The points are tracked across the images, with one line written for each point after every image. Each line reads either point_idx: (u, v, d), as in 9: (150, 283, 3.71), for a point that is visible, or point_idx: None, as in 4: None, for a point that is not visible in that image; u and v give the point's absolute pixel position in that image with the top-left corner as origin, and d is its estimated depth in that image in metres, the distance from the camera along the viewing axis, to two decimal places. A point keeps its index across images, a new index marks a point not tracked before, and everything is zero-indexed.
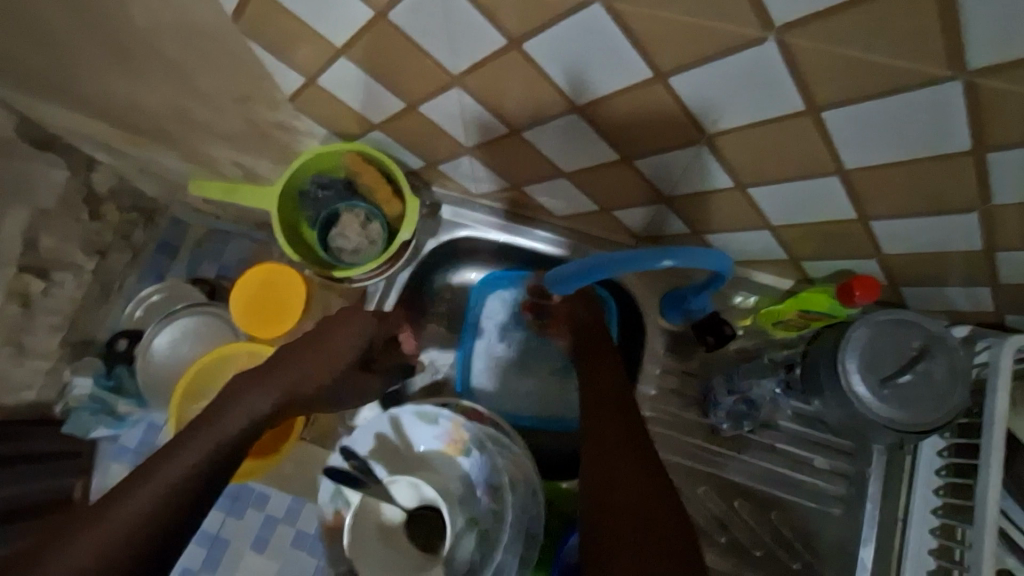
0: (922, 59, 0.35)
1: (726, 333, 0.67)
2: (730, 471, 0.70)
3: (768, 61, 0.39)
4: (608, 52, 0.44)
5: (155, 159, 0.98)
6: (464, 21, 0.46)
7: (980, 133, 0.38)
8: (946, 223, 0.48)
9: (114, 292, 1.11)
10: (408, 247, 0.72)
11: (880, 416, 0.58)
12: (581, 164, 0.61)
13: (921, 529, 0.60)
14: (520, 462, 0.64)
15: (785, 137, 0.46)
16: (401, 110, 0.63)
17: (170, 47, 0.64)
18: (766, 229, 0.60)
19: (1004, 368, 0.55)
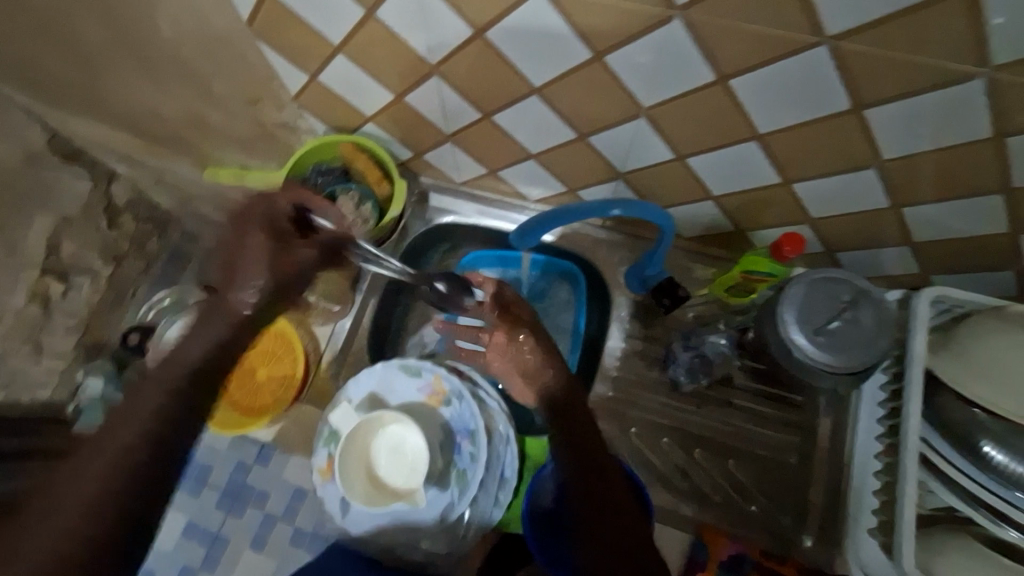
0: (794, 28, 0.43)
1: (680, 296, 0.74)
2: (695, 426, 0.76)
3: (677, 38, 0.48)
4: (555, 37, 0.53)
5: (171, 167, 1.08)
6: (435, 16, 0.55)
7: (855, 91, 0.47)
8: (853, 179, 0.57)
9: (127, 301, 1.15)
10: (397, 225, 0.81)
11: (817, 361, 0.64)
12: (546, 145, 0.70)
13: (866, 470, 0.66)
14: (499, 418, 0.71)
15: (706, 106, 0.54)
16: (390, 101, 0.72)
17: (189, 56, 0.74)
18: (709, 200, 0.68)
19: (921, 316, 0.62)
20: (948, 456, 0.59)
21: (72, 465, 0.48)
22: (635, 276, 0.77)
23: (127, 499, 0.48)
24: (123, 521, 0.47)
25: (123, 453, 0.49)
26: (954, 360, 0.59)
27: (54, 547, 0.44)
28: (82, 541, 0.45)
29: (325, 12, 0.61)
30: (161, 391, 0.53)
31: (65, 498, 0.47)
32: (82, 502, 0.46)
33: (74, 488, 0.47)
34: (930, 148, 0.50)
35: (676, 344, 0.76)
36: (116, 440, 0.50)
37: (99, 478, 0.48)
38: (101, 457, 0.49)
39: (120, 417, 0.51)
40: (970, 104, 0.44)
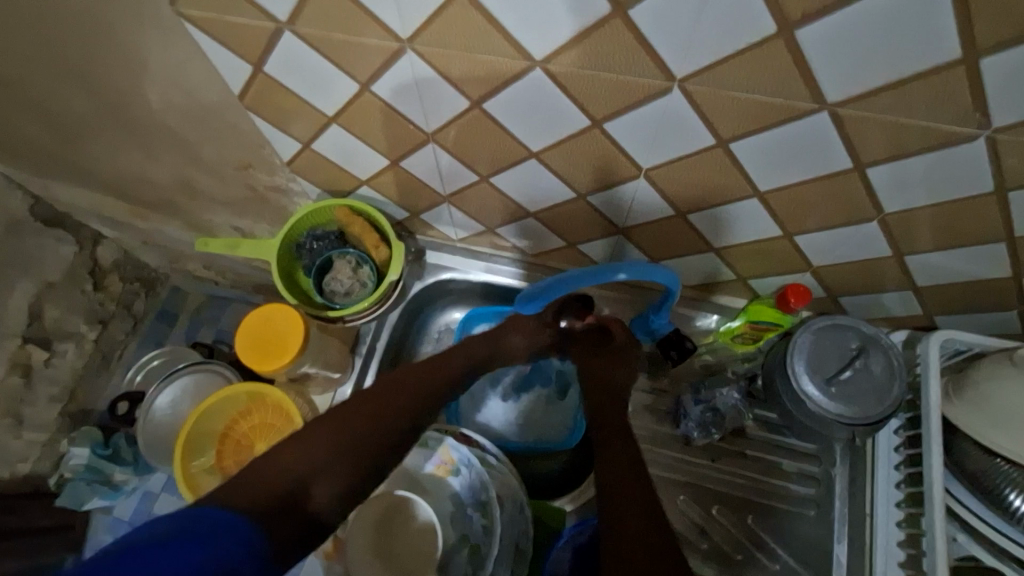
0: (794, 96, 0.44)
1: (688, 347, 0.73)
2: (709, 480, 0.74)
3: (677, 105, 0.48)
4: (552, 105, 0.53)
5: (160, 230, 1.06)
6: (433, 87, 0.55)
7: (855, 152, 0.47)
8: (855, 232, 0.57)
9: (113, 362, 1.17)
10: (395, 288, 0.79)
11: (829, 414, 0.63)
12: (545, 205, 0.70)
13: (888, 520, 0.64)
14: (513, 485, 0.68)
15: (705, 167, 0.55)
16: (385, 166, 0.72)
17: (179, 126, 0.73)
18: (711, 252, 0.68)
19: (932, 360, 0.62)
20: (972, 505, 0.58)
21: (348, 412, 0.52)
22: (641, 328, 0.75)
23: (359, 462, 0.50)
24: (353, 477, 0.49)
25: (393, 416, 0.54)
26: (971, 408, 0.58)
27: (305, 478, 0.47)
28: (330, 483, 0.47)
29: (321, 86, 0.60)
30: (434, 373, 0.61)
31: (349, 426, 0.51)
32: (335, 445, 0.49)
33: (336, 429, 0.50)
34: (932, 202, 0.50)
35: (685, 397, 0.75)
36: (384, 403, 0.54)
37: (359, 434, 0.51)
38: (372, 412, 0.53)
39: (387, 386, 0.56)
40: (971, 163, 0.45)
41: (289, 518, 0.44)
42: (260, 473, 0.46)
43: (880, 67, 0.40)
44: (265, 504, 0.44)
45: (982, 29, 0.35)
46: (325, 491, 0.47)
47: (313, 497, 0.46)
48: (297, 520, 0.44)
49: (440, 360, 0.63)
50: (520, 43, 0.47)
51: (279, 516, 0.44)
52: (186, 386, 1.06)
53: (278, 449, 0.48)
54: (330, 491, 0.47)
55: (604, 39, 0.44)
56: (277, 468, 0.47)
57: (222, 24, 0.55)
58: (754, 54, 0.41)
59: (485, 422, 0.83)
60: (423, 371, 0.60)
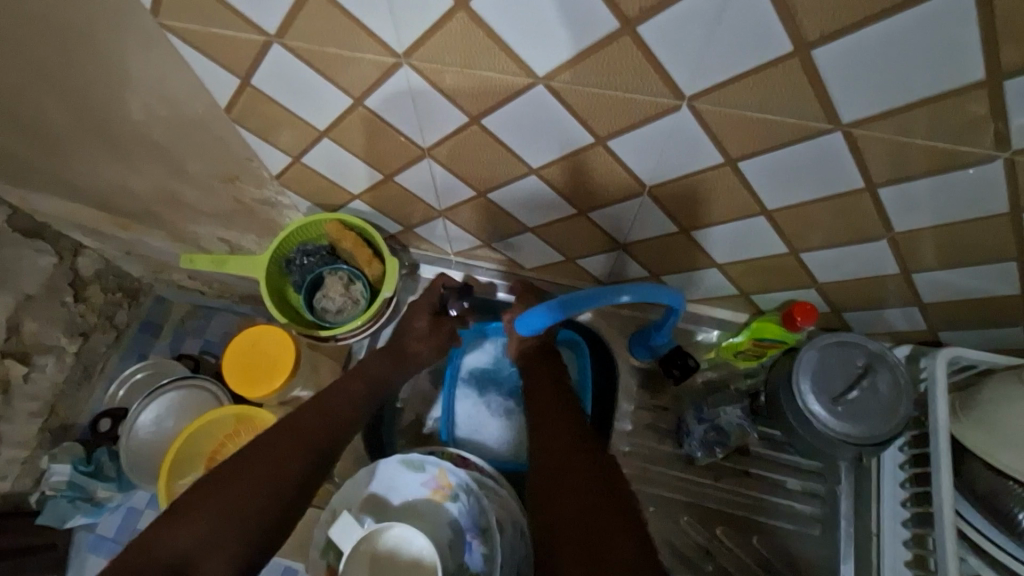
0: (809, 116, 0.42)
1: (692, 365, 0.72)
2: (710, 499, 0.72)
3: (685, 123, 0.46)
4: (553, 122, 0.51)
5: (142, 240, 1.02)
6: (430, 103, 0.53)
7: (867, 172, 0.46)
8: (863, 250, 0.56)
9: (97, 374, 1.14)
10: (389, 305, 0.77)
11: (835, 434, 0.62)
12: (543, 220, 0.68)
13: (895, 541, 0.62)
14: (518, 514, 0.65)
15: (710, 186, 0.53)
16: (378, 181, 0.70)
17: (162, 137, 0.70)
18: (712, 267, 0.67)
19: (940, 377, 0.60)
20: (983, 528, 0.57)
21: (234, 476, 0.57)
22: (641, 345, 0.74)
23: (246, 525, 0.55)
24: (244, 543, 0.55)
25: (275, 470, 0.59)
26: (980, 428, 0.57)
27: (189, 553, 0.52)
28: (215, 549, 0.53)
29: (311, 100, 0.58)
30: (323, 421, 0.65)
31: (234, 490, 0.56)
32: (219, 516, 0.54)
33: (219, 500, 0.55)
34: (942, 222, 0.49)
35: (688, 416, 0.73)
36: (271, 456, 0.60)
37: (243, 497, 0.56)
38: (257, 473, 0.58)
39: (274, 441, 0.61)
40: (984, 185, 0.44)
41: None
42: (147, 551, 0.52)
43: (898, 88, 0.38)
44: None
45: (1008, 52, 0.34)
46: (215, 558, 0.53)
47: (202, 568, 0.52)
48: None
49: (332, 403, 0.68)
50: (521, 60, 0.45)
51: None
52: (172, 402, 1.03)
53: (162, 528, 0.54)
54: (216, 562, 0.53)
55: (611, 56, 0.42)
56: (161, 550, 0.52)
57: (208, 36, 0.52)
58: (767, 74, 0.40)
59: (480, 441, 0.81)
60: (312, 420, 0.65)
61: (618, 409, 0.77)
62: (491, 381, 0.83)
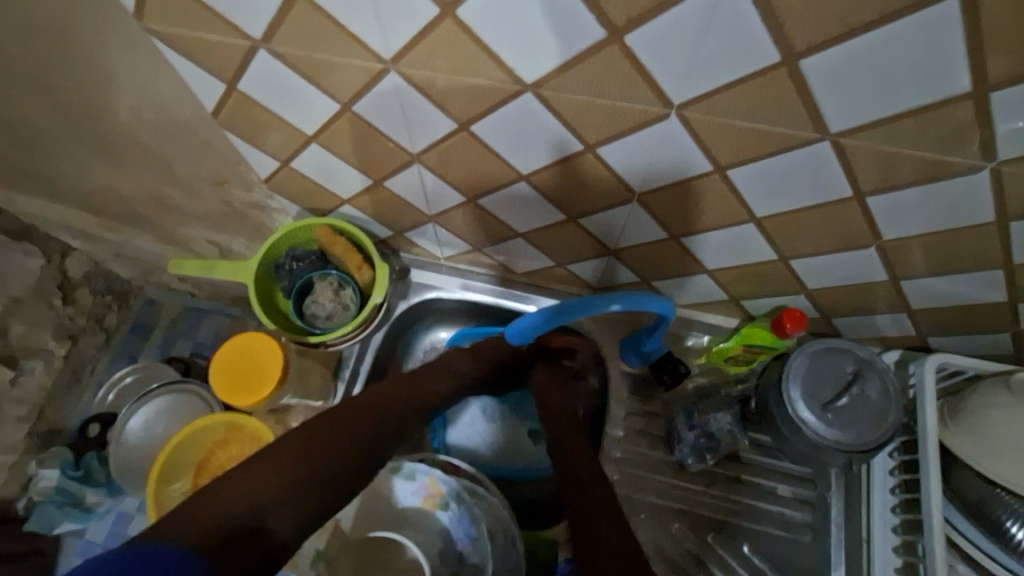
0: (796, 125, 0.42)
1: (681, 371, 0.72)
2: (702, 506, 0.72)
3: (673, 131, 0.46)
4: (544, 129, 0.50)
5: (132, 243, 1.01)
6: (418, 109, 0.53)
7: (856, 181, 0.46)
8: (852, 258, 0.56)
9: (85, 377, 1.11)
10: (379, 311, 0.76)
11: (825, 441, 0.62)
12: (535, 226, 0.67)
13: (885, 546, 0.62)
14: (509, 522, 0.65)
15: (700, 193, 0.53)
16: (368, 186, 0.69)
17: (150, 140, 0.69)
18: (703, 273, 0.67)
19: (928, 383, 0.61)
20: (971, 535, 0.58)
21: (313, 434, 0.49)
22: (631, 350, 0.74)
23: (320, 491, 0.45)
24: (315, 505, 0.45)
25: (354, 438, 0.51)
26: (968, 433, 0.57)
27: (265, 504, 0.41)
28: (290, 510, 0.43)
29: (299, 105, 0.57)
30: (394, 401, 0.59)
31: (313, 446, 0.48)
32: (297, 471, 0.45)
33: (295, 453, 0.46)
34: (931, 230, 0.49)
35: (679, 421, 0.73)
36: (350, 422, 0.52)
37: (319, 457, 0.47)
38: (337, 435, 0.50)
39: (348, 412, 0.53)
40: (971, 195, 0.44)
41: (248, 549, 0.38)
42: (214, 498, 0.40)
43: (882, 99, 0.38)
44: (216, 539, 0.37)
45: (993, 64, 0.34)
46: (287, 517, 0.42)
47: (271, 525, 0.41)
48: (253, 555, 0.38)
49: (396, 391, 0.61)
50: (509, 67, 0.44)
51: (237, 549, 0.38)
52: (162, 407, 1.02)
53: (233, 472, 0.43)
54: (289, 524, 0.42)
55: (599, 64, 0.42)
56: (230, 497, 0.41)
57: (193, 41, 0.52)
58: (752, 85, 0.40)
59: (471, 447, 0.81)
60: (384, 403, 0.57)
61: (609, 415, 0.77)
62: None
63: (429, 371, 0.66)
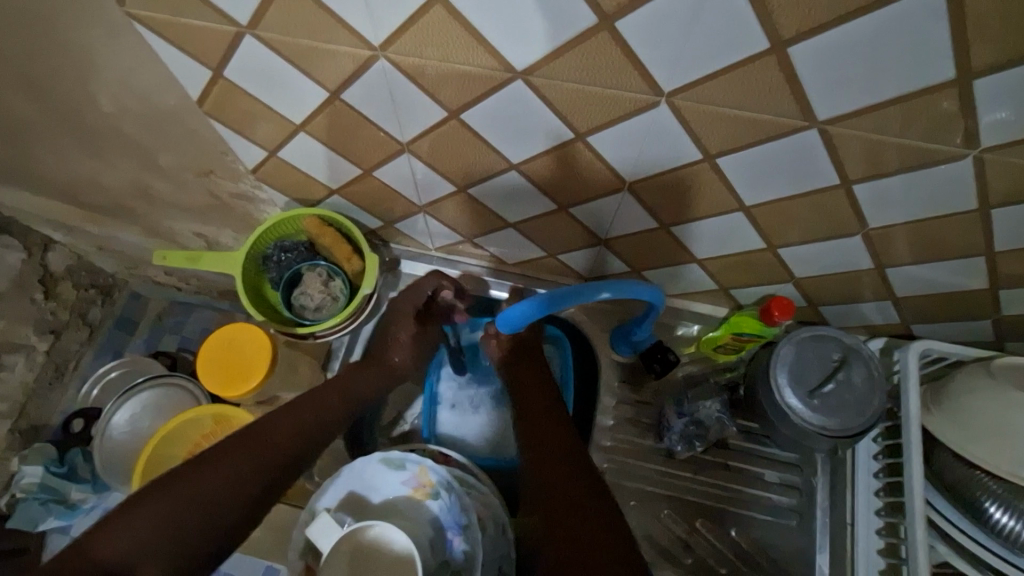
0: (786, 113, 0.42)
1: (671, 359, 0.72)
2: (691, 492, 0.73)
3: (664, 119, 0.46)
4: (535, 117, 0.50)
5: (115, 236, 0.99)
6: (408, 98, 0.52)
7: (843, 169, 0.47)
8: (839, 246, 0.56)
9: (69, 372, 1.10)
10: (369, 302, 0.76)
11: (811, 427, 0.63)
12: (525, 216, 0.67)
13: (869, 530, 0.64)
14: (500, 511, 0.67)
15: (690, 182, 0.53)
16: (357, 176, 0.69)
17: (134, 130, 0.68)
18: (692, 263, 0.67)
19: (912, 369, 0.62)
20: (952, 517, 0.59)
21: (195, 474, 0.54)
22: (623, 340, 0.75)
23: (197, 532, 0.51)
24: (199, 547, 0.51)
25: (242, 472, 0.56)
26: (951, 419, 0.58)
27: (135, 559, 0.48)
28: (165, 556, 0.49)
29: (288, 93, 0.56)
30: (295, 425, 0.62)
31: (194, 486, 0.53)
32: (164, 524, 0.50)
33: (175, 495, 0.52)
34: (916, 219, 0.50)
35: (669, 409, 0.73)
36: (242, 454, 0.57)
37: (197, 503, 0.52)
38: (226, 471, 0.55)
39: (235, 447, 0.58)
40: (955, 183, 0.45)
41: None
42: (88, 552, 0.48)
43: (871, 87, 0.39)
44: None
45: (977, 52, 0.34)
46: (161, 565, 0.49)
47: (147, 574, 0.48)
48: None
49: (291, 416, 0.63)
50: (499, 54, 0.44)
51: None
52: (149, 403, 1.00)
53: (104, 530, 0.49)
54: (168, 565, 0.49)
55: (589, 52, 0.42)
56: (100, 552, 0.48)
57: (177, 28, 0.51)
58: (743, 74, 0.40)
59: (463, 439, 0.80)
60: (278, 430, 0.61)
61: (600, 405, 0.78)
62: (474, 375, 0.83)
63: (332, 388, 0.69)
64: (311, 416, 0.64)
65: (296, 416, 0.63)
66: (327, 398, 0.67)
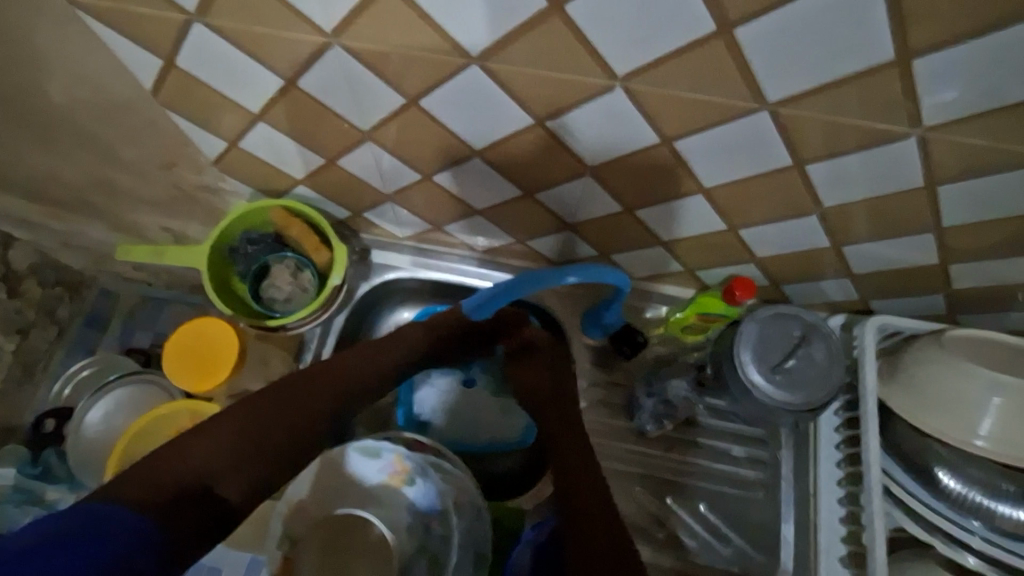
0: (736, 96, 0.43)
1: (639, 340, 0.74)
2: (661, 469, 0.75)
3: (621, 102, 0.47)
4: (495, 102, 0.50)
5: (79, 231, 0.97)
6: (366, 85, 0.52)
7: (796, 149, 0.48)
8: (797, 225, 0.58)
9: (38, 373, 1.07)
10: (339, 292, 0.76)
11: (773, 402, 0.65)
12: (493, 202, 0.67)
13: (830, 499, 0.66)
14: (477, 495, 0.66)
15: (652, 164, 0.54)
16: (321, 165, 0.68)
17: (88, 122, 0.66)
18: (659, 245, 0.68)
19: (868, 345, 0.64)
20: (907, 484, 0.60)
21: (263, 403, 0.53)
22: (593, 324, 0.76)
23: (266, 457, 0.50)
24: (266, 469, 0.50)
25: (308, 407, 0.55)
26: (905, 390, 0.60)
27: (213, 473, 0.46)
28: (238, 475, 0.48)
29: (244, 82, 0.55)
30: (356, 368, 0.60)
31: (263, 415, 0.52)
32: (237, 444, 0.49)
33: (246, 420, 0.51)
34: (869, 196, 0.51)
35: (638, 391, 0.75)
36: (307, 389, 0.56)
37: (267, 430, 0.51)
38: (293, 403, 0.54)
39: (292, 391, 0.55)
40: (902, 160, 0.46)
41: (192, 508, 0.43)
42: (165, 462, 0.45)
43: (816, 67, 0.39)
44: (157, 501, 0.42)
45: (915, 32, 0.35)
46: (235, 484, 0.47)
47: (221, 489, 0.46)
48: (202, 510, 0.44)
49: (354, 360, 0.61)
50: (454, 38, 0.44)
51: (182, 507, 0.43)
52: (122, 400, 0.98)
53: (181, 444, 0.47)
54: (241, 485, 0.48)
55: (543, 36, 0.42)
56: (177, 462, 0.46)
57: (125, 15, 0.49)
58: (694, 57, 0.40)
59: (440, 426, 0.81)
60: (343, 372, 0.59)
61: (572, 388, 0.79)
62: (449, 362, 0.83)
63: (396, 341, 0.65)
64: (373, 361, 0.62)
65: (359, 359, 0.62)
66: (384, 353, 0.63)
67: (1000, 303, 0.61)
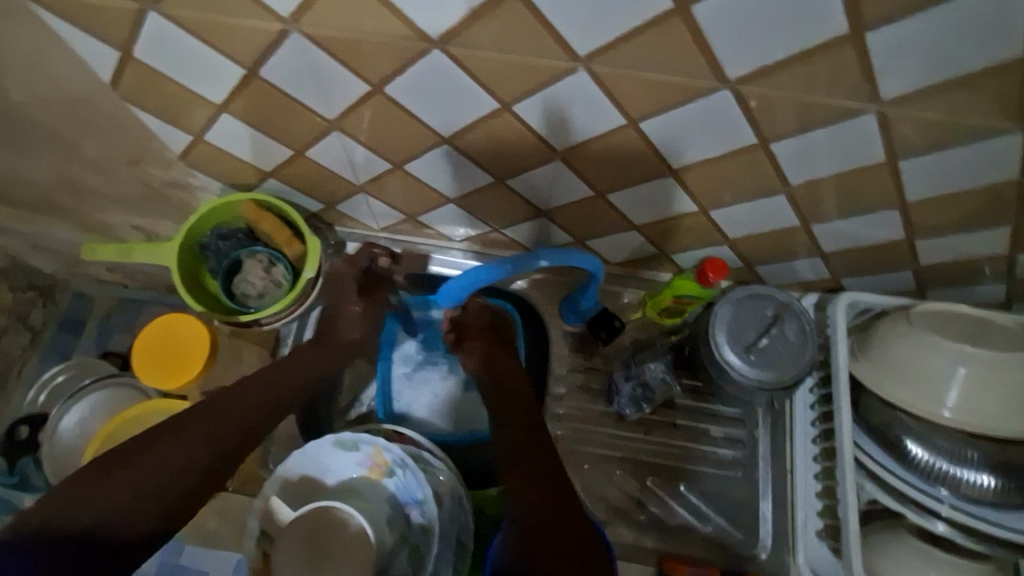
0: (699, 75, 0.43)
1: (616, 324, 0.75)
2: (641, 452, 0.76)
3: (584, 85, 0.47)
4: (459, 88, 0.50)
5: (47, 233, 0.95)
6: (328, 72, 0.51)
7: (760, 128, 0.48)
8: (766, 205, 0.58)
9: (13, 380, 1.05)
10: (314, 286, 0.75)
11: (748, 382, 0.65)
12: (465, 191, 0.67)
13: (806, 474, 0.68)
14: (456, 483, 0.68)
15: (620, 147, 0.54)
16: (290, 157, 0.67)
17: (46, 119, 0.64)
18: (632, 229, 0.68)
19: (841, 322, 0.65)
20: (880, 457, 0.61)
21: (162, 436, 0.58)
22: (571, 311, 0.76)
23: (168, 484, 0.56)
24: (170, 496, 0.56)
25: (208, 437, 0.60)
26: (875, 364, 0.62)
27: (110, 514, 0.52)
28: (138, 511, 0.53)
29: (205, 73, 0.54)
30: (255, 391, 0.66)
31: (166, 447, 0.57)
32: (136, 484, 0.54)
33: (150, 458, 0.56)
34: (833, 174, 0.52)
35: (617, 373, 0.75)
36: (206, 419, 0.61)
37: (164, 465, 0.56)
38: (192, 433, 0.59)
39: (192, 424, 0.60)
40: (864, 136, 0.47)
41: (80, 550, 0.50)
42: (66, 509, 0.51)
43: (773, 44, 0.40)
44: (60, 542, 0.49)
45: (868, 5, 0.36)
46: (136, 520, 0.53)
47: (120, 528, 0.52)
48: (95, 553, 0.50)
49: (253, 385, 0.67)
50: (412, 22, 0.43)
51: (74, 550, 0.49)
52: (98, 404, 0.96)
53: (87, 492, 0.52)
54: (139, 517, 0.53)
55: (502, 19, 0.41)
56: (74, 508, 0.51)
57: (77, 6, 0.48)
58: (651, 36, 0.40)
59: (423, 418, 0.80)
60: (230, 409, 0.63)
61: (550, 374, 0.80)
62: (429, 354, 0.83)
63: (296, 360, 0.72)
64: (273, 384, 0.68)
65: (255, 392, 0.66)
66: (279, 377, 0.69)
67: (965, 276, 0.62)
